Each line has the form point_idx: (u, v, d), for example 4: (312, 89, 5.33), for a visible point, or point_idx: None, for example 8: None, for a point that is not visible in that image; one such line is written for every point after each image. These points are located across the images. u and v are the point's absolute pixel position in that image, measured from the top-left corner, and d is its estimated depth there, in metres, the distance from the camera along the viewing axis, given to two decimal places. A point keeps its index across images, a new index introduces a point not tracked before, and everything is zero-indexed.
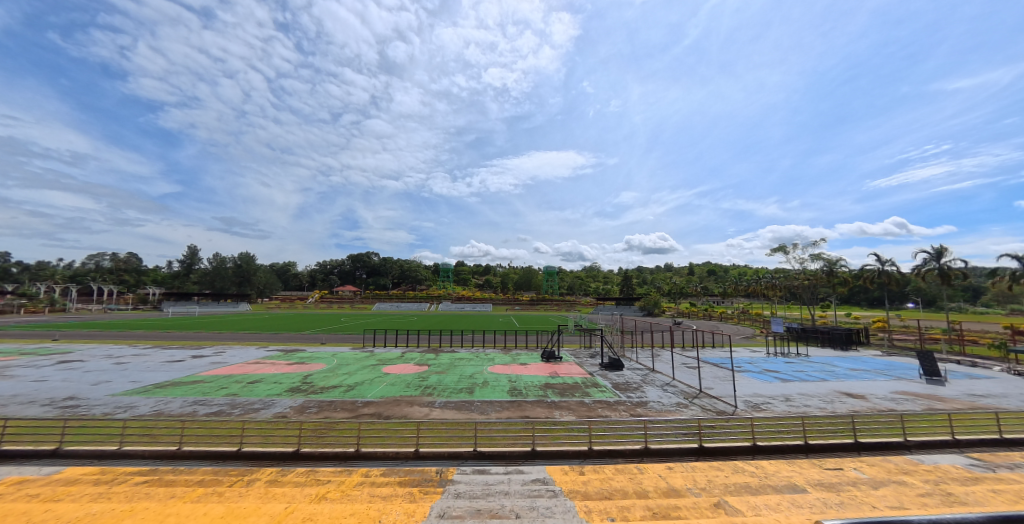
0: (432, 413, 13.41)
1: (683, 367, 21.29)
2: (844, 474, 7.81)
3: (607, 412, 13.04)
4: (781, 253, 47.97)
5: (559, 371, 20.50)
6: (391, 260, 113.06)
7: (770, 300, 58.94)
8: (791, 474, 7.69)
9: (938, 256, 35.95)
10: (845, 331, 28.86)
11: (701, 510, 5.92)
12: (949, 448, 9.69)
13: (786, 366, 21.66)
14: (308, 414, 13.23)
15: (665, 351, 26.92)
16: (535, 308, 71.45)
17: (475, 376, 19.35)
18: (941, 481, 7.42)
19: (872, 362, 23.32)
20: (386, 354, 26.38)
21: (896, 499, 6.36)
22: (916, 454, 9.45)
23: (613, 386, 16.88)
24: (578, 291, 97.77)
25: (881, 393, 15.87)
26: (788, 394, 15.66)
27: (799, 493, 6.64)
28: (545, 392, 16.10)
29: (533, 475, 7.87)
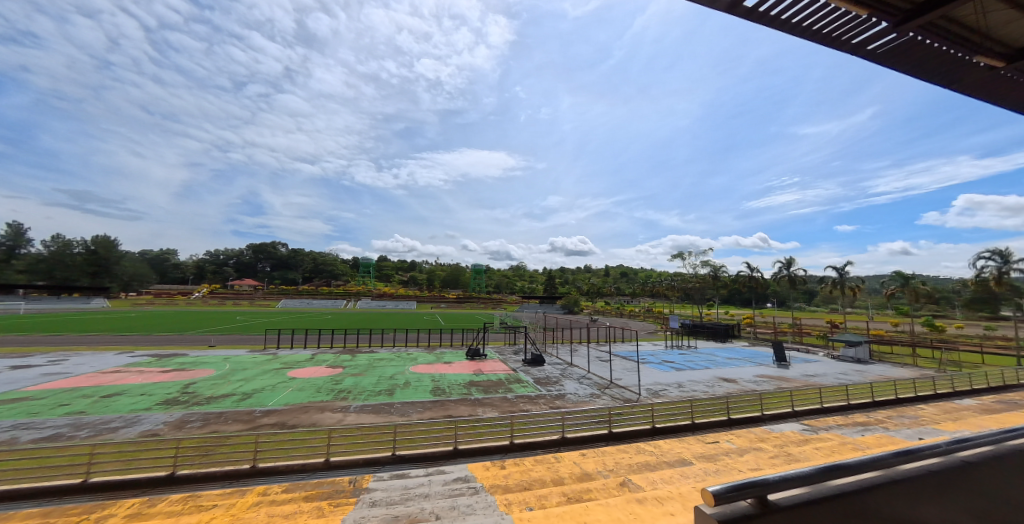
0: (346, 419, 12.37)
1: (598, 360, 23.18)
2: (720, 446, 9.29)
3: (529, 406, 13.60)
4: (679, 259, 55.26)
5: (484, 368, 20.70)
6: (302, 252, 101.68)
7: (669, 300, 67.37)
8: (681, 450, 8.90)
9: (788, 265, 44.92)
10: (724, 326, 34.40)
11: (610, 490, 6.50)
12: (790, 417, 12.22)
13: (680, 357, 24.99)
14: (188, 430, 11.15)
15: (582, 346, 28.97)
16: (462, 306, 71.02)
17: (395, 377, 18.49)
18: (785, 444, 9.32)
19: (742, 351, 28.25)
20: (293, 356, 23.65)
21: (756, 463, 7.80)
22: (769, 423, 11.74)
23: (535, 381, 17.65)
24: (505, 289, 99.54)
25: (748, 377, 19.28)
26: (681, 381, 18.11)
27: (687, 465, 7.73)
28: (469, 390, 16.09)
29: (455, 474, 7.81)
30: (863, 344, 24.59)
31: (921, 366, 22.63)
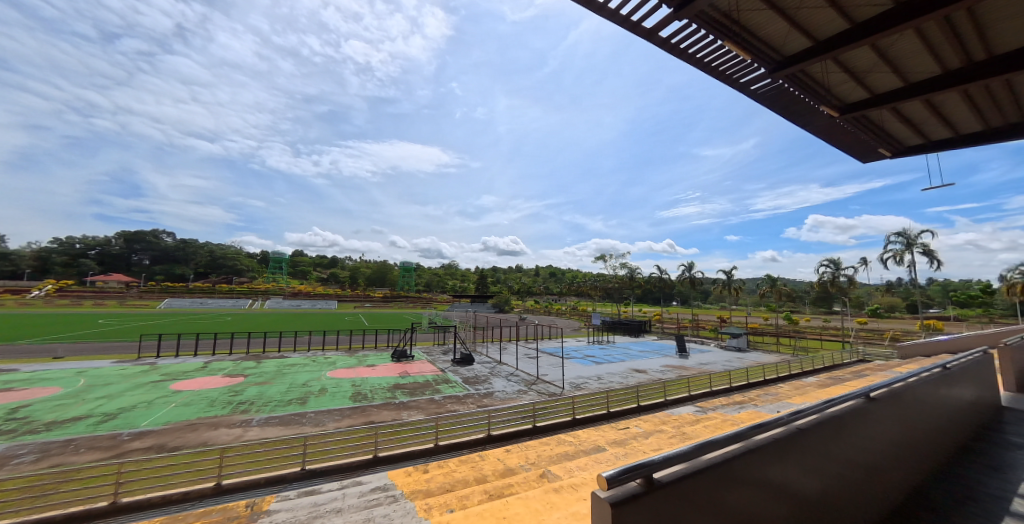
0: (247, 434, 10.84)
1: (526, 357, 23.92)
2: (630, 430, 10.27)
3: (457, 406, 13.44)
4: (601, 261, 59.68)
5: (410, 370, 19.86)
6: (193, 243, 86.56)
7: (592, 298, 72.36)
8: (597, 437, 9.61)
9: (690, 268, 51.45)
10: (638, 322, 38.01)
11: (529, 482, 6.72)
12: (687, 401, 14.02)
13: (600, 352, 26.99)
14: (16, 467, 8.69)
15: (512, 344, 29.55)
16: (390, 306, 67.32)
17: (309, 383, 16.78)
18: (681, 425, 10.65)
19: (651, 345, 31.58)
20: (177, 365, 19.95)
21: (657, 444, 8.78)
22: (670, 407, 13.31)
23: (464, 381, 17.51)
24: (436, 288, 96.96)
25: (655, 368, 21.62)
26: (600, 374, 19.57)
27: (601, 451, 8.36)
28: (393, 393, 15.32)
29: (373, 484, 7.35)
30: (742, 335, 29.28)
31: (782, 352, 27.78)
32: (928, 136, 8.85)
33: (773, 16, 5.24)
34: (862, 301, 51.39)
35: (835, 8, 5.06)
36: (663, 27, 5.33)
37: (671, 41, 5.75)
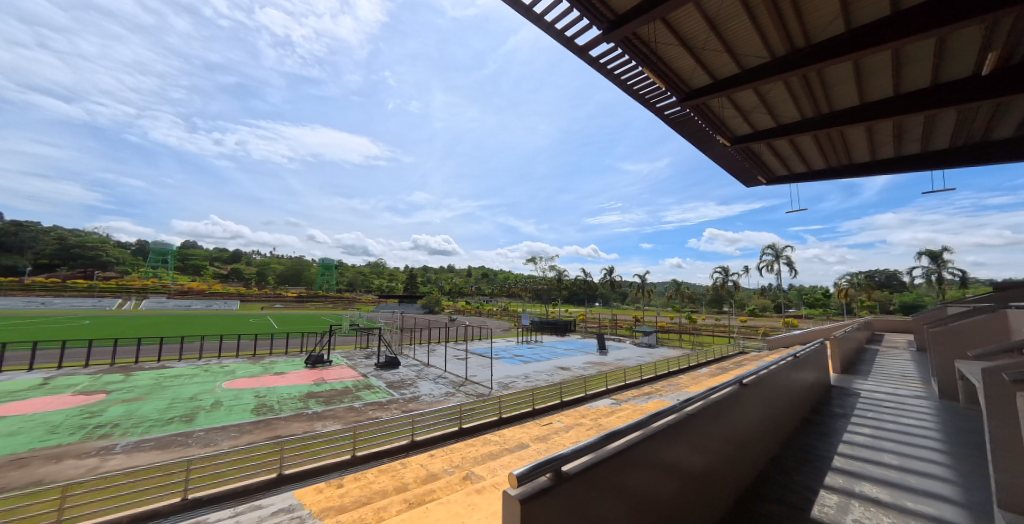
0: (108, 465, 8.82)
1: (455, 359, 23.60)
2: (552, 425, 10.74)
3: (380, 413, 12.67)
4: (532, 263, 61.72)
5: (327, 376, 18.18)
6: (32, 227, 68.15)
7: (523, 299, 74.42)
8: (522, 435, 9.86)
9: (610, 271, 55.86)
10: (564, 321, 40.09)
11: (452, 486, 6.62)
12: (604, 394, 15.17)
13: (528, 351, 27.84)
14: None
15: (441, 346, 28.90)
16: (305, 306, 60.89)
17: (198, 397, 14.33)
18: (598, 417, 11.48)
19: (575, 343, 33.61)
20: (2, 383, 15.50)
21: (576, 436, 9.35)
22: (589, 401, 14.27)
23: (388, 385, 16.58)
24: (361, 287, 90.62)
25: (578, 365, 23.00)
26: (527, 373, 20.19)
27: (524, 448, 8.59)
28: (306, 403, 13.87)
29: (276, 507, 6.53)
30: (652, 333, 32.72)
31: (683, 347, 31.77)
32: (791, 169, 10.90)
33: (681, 53, 6.09)
34: (743, 302, 61.30)
35: (728, 54, 6.05)
36: (593, 47, 5.75)
37: (599, 61, 6.24)
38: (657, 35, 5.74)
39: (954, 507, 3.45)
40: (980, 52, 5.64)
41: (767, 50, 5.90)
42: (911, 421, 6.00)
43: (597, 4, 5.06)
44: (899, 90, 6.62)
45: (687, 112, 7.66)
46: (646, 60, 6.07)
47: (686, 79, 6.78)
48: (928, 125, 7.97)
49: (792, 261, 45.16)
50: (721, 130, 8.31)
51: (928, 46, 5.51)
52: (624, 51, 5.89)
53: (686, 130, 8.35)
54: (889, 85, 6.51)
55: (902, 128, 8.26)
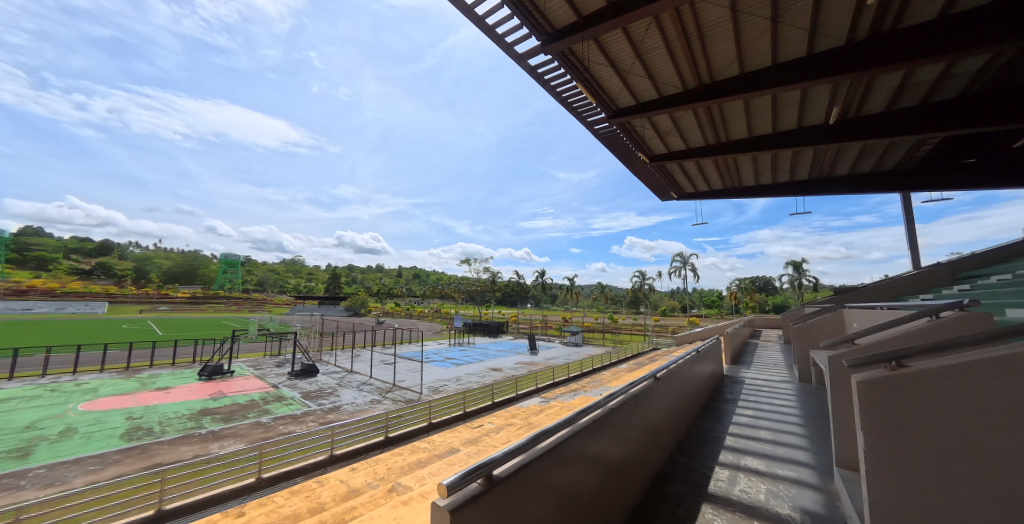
0: None
1: (382, 364, 22.28)
2: (483, 427, 10.74)
3: (293, 427, 11.38)
4: (466, 264, 61.19)
5: (226, 390, 15.77)
6: None
7: (456, 301, 73.34)
8: (452, 439, 9.67)
9: (542, 274, 57.95)
10: (497, 323, 40.47)
11: (375, 500, 6.21)
12: (533, 393, 15.65)
13: (460, 354, 27.49)
14: None
15: (366, 350, 27.03)
16: (199, 309, 52.22)
17: (40, 425, 11.34)
18: (528, 415, 11.79)
19: (507, 344, 34.13)
20: None
21: (507, 436, 9.47)
22: (519, 400, 14.59)
23: (303, 396, 14.98)
24: (272, 286, 80.73)
25: (510, 365, 23.34)
26: (459, 376, 19.90)
27: (454, 453, 8.43)
28: (198, 421, 11.86)
29: None
30: (579, 333, 34.66)
31: (605, 345, 34.19)
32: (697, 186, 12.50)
33: (610, 74, 6.60)
34: (656, 304, 68.26)
35: (650, 81, 6.70)
36: (531, 56, 5.94)
37: (537, 70, 6.46)
38: (589, 54, 6.12)
39: (808, 469, 4.27)
40: (831, 106, 7.09)
41: (681, 81, 6.66)
42: (779, 402, 7.27)
43: (537, 17, 5.25)
44: (778, 128, 8.00)
45: (614, 127, 8.32)
46: (581, 74, 6.45)
47: (614, 98, 7.36)
48: (798, 158, 9.76)
49: (695, 268, 51.58)
50: (642, 147, 9.19)
51: (799, 95, 6.75)
52: (559, 63, 6.19)
53: (613, 144, 9.07)
54: (771, 122, 7.84)
55: (776, 159, 10.03)
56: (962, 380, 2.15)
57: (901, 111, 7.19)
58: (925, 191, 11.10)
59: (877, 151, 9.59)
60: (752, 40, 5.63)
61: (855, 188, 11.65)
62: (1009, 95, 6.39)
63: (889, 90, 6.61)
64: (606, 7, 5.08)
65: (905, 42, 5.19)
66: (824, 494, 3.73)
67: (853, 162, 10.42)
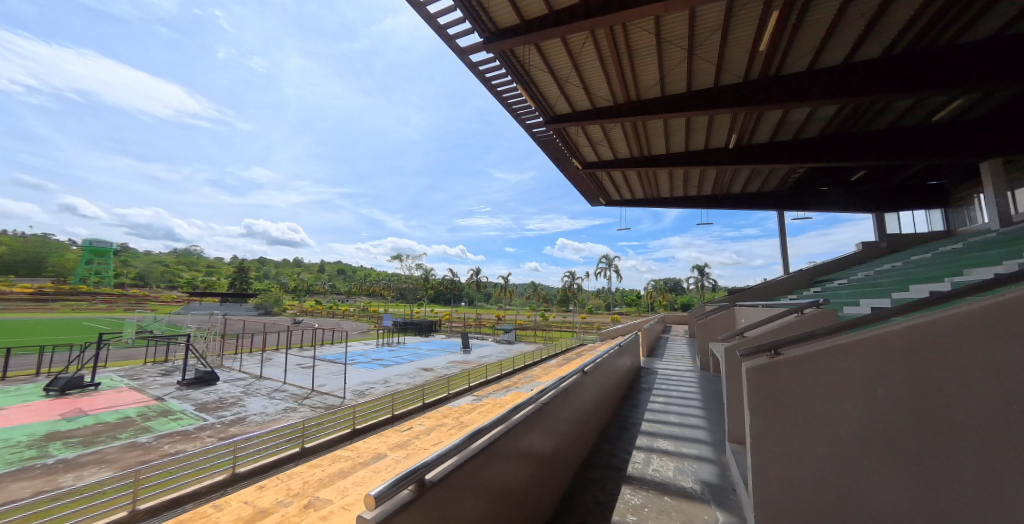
0: None
1: (298, 368, 20.18)
2: (413, 430, 10.34)
3: (183, 445, 9.72)
4: (398, 260, 58.40)
5: (88, 406, 12.85)
6: None
7: (386, 299, 69.55)
8: (378, 445, 9.14)
9: (477, 272, 57.84)
10: (429, 321, 39.34)
11: (288, 518, 5.57)
12: (466, 391, 15.57)
13: (389, 354, 26.16)
14: None
15: (279, 354, 24.23)
16: (47, 307, 41.71)
17: None
18: (460, 414, 11.67)
19: (440, 343, 33.41)
20: None
21: (438, 437, 9.26)
22: (451, 400, 14.39)
23: (197, 408, 12.87)
24: (156, 280, 67.97)
25: (442, 365, 22.88)
26: (387, 377, 18.95)
27: (381, 459, 7.99)
28: (45, 448, 9.47)
29: None
30: (512, 330, 35.37)
31: (536, 342, 35.41)
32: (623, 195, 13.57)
33: (549, 80, 6.83)
34: (584, 302, 72.65)
35: (584, 91, 7.09)
36: (474, 51, 5.88)
37: (478, 66, 6.41)
38: (530, 58, 6.26)
39: (707, 446, 4.93)
40: (730, 133, 8.25)
41: (612, 95, 7.18)
42: (684, 389, 8.25)
43: (481, 14, 5.20)
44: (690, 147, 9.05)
45: (550, 132, 8.65)
46: (521, 76, 6.56)
47: (551, 104, 7.65)
48: (705, 174, 11.18)
49: (619, 270, 56.00)
50: (576, 153, 9.69)
51: (707, 120, 7.72)
52: (501, 63, 6.22)
53: (549, 148, 9.43)
54: (685, 141, 8.84)
55: (687, 175, 11.36)
56: (815, 363, 2.67)
57: (780, 143, 8.66)
58: (795, 210, 13.53)
59: (762, 175, 11.42)
60: (672, 67, 6.28)
61: (745, 204, 13.70)
62: (848, 139, 8.15)
63: (772, 125, 7.91)
64: (547, 16, 5.24)
65: (785, 86, 6.26)
66: (718, 466, 4.33)
67: (744, 183, 12.28)
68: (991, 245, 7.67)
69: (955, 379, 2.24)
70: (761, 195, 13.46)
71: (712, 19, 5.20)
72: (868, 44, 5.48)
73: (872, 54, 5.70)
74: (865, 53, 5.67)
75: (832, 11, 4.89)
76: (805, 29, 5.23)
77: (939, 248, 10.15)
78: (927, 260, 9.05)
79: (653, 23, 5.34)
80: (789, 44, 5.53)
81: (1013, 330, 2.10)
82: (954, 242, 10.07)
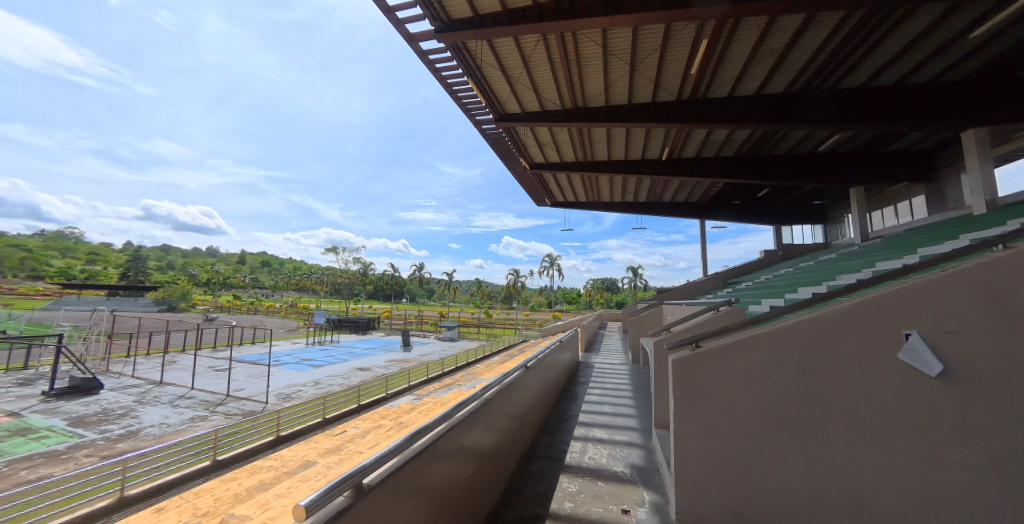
0: None
1: (210, 371, 17.84)
2: (347, 433, 9.75)
3: (51, 468, 8.04)
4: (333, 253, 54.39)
5: None
6: None
7: (318, 294, 64.37)
8: (307, 452, 8.45)
9: (421, 268, 56.05)
10: (367, 319, 37.27)
11: None
12: (405, 391, 15.07)
13: (320, 354, 24.30)
14: None
15: (185, 356, 21.16)
16: None
17: None
18: (400, 415, 11.28)
19: (378, 341, 31.83)
20: None
21: (374, 440, 8.84)
22: (389, 400, 13.83)
23: (72, 423, 10.74)
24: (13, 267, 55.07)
25: (380, 364, 21.84)
26: (318, 378, 17.60)
27: (310, 466, 7.41)
28: None
29: None
30: (455, 328, 34.95)
31: (479, 339, 35.37)
32: (567, 197, 14.12)
33: (500, 78, 6.86)
34: (527, 300, 74.28)
35: (534, 93, 7.25)
36: (424, 39, 5.67)
37: (428, 55, 6.20)
38: (482, 54, 6.21)
39: (636, 432, 5.38)
40: (664, 146, 9.02)
41: (561, 100, 7.43)
42: (617, 381, 8.86)
43: (433, 2, 5.03)
44: (629, 155, 9.70)
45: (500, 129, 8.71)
46: (472, 69, 6.49)
47: (502, 102, 7.69)
48: (641, 182, 12.08)
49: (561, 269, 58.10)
50: (524, 152, 9.85)
51: (645, 132, 8.33)
52: (452, 54, 6.09)
53: (498, 145, 9.48)
54: (625, 150, 9.45)
55: (626, 182, 12.17)
56: (728, 355, 3.03)
57: (704, 159, 9.67)
58: (714, 219, 15.23)
59: (689, 187, 12.67)
60: (616, 79, 6.68)
61: (674, 212, 15.09)
62: (757, 160, 9.40)
63: (698, 142, 8.80)
64: (501, 13, 5.24)
65: (710, 108, 7.01)
66: (646, 450, 4.74)
67: (673, 192, 13.52)
68: (854, 256, 9.39)
69: (830, 364, 2.74)
70: (686, 204, 14.92)
71: (652, 40, 5.62)
72: (775, 79, 6.36)
73: (777, 88, 6.61)
74: (773, 86, 6.55)
75: (749, 46, 5.57)
76: (727, 60, 5.90)
77: (819, 257, 12.19)
78: (812, 267, 10.80)
79: (601, 35, 5.61)
80: (715, 72, 6.20)
81: (870, 324, 2.66)
82: (831, 252, 12.12)
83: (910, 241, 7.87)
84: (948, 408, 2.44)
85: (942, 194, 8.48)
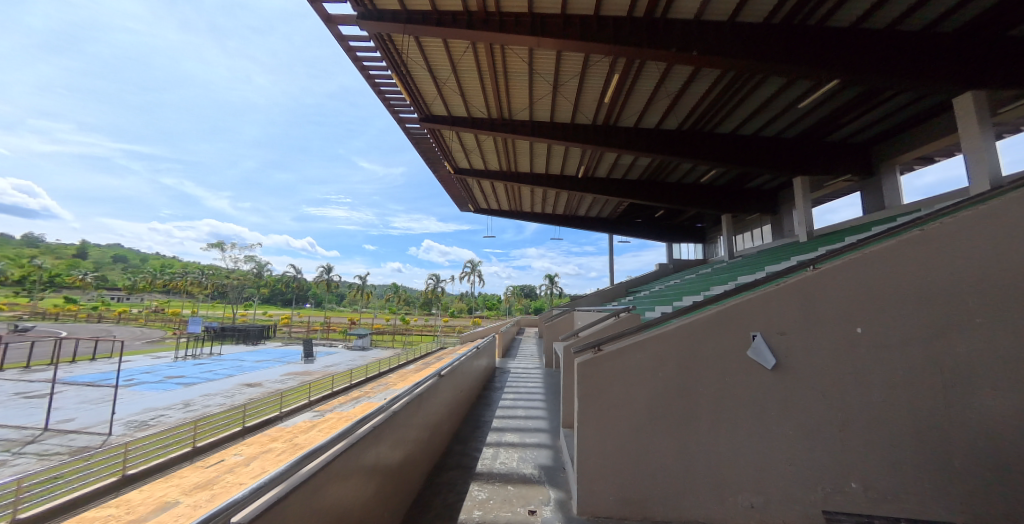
0: None
1: (18, 399, 13.48)
2: (223, 463, 8.26)
3: None
4: (217, 249, 46.13)
5: None
6: None
7: (194, 298, 53.81)
8: (165, 491, 6.90)
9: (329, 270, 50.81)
10: (259, 327, 32.39)
11: None
12: (304, 407, 13.41)
13: (193, 369, 20.28)
14: None
15: None
16: None
17: None
18: (295, 435, 9.96)
19: (272, 352, 27.85)
20: None
21: (260, 467, 7.64)
22: (283, 420, 12.12)
23: None
24: None
25: (273, 379, 19.09)
26: (188, 399, 14.63)
27: (169, 509, 6.07)
28: None
29: None
30: (367, 335, 32.45)
31: (394, 348, 33.34)
32: (489, 204, 14.31)
33: (426, 78, 6.69)
34: (448, 305, 72.83)
35: (460, 98, 7.23)
36: (344, 22, 5.25)
37: (347, 41, 5.75)
38: (408, 51, 6.00)
39: (545, 434, 5.63)
40: (579, 163, 9.76)
41: (486, 109, 7.55)
42: (530, 385, 9.17)
43: None
44: (549, 169, 10.26)
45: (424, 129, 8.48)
46: (396, 64, 6.21)
47: (427, 103, 7.51)
48: (558, 195, 12.88)
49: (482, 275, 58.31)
50: (447, 155, 9.72)
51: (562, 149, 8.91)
52: (376, 44, 5.75)
53: (421, 146, 9.20)
54: (545, 164, 9.98)
55: (545, 194, 12.85)
56: (625, 357, 3.36)
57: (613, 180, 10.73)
58: (619, 234, 16.98)
59: (599, 203, 13.91)
60: (539, 97, 7.04)
61: (586, 226, 16.40)
62: (654, 184, 10.78)
63: (608, 164, 9.74)
64: (431, 12, 5.15)
65: (619, 135, 7.84)
66: (553, 451, 4.99)
67: (587, 207, 14.72)
68: (722, 271, 11.37)
69: (702, 361, 3.24)
70: (596, 219, 16.37)
71: (572, 66, 6.08)
72: (669, 117, 7.41)
73: (670, 125, 7.70)
74: (667, 123, 7.61)
75: (650, 86, 6.39)
76: (633, 95, 6.68)
77: (698, 271, 14.47)
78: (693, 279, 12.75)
79: (527, 53, 5.87)
80: (623, 103, 6.96)
81: (730, 327, 3.22)
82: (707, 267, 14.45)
83: (760, 260, 9.83)
84: (778, 393, 3.10)
85: (780, 224, 10.81)
